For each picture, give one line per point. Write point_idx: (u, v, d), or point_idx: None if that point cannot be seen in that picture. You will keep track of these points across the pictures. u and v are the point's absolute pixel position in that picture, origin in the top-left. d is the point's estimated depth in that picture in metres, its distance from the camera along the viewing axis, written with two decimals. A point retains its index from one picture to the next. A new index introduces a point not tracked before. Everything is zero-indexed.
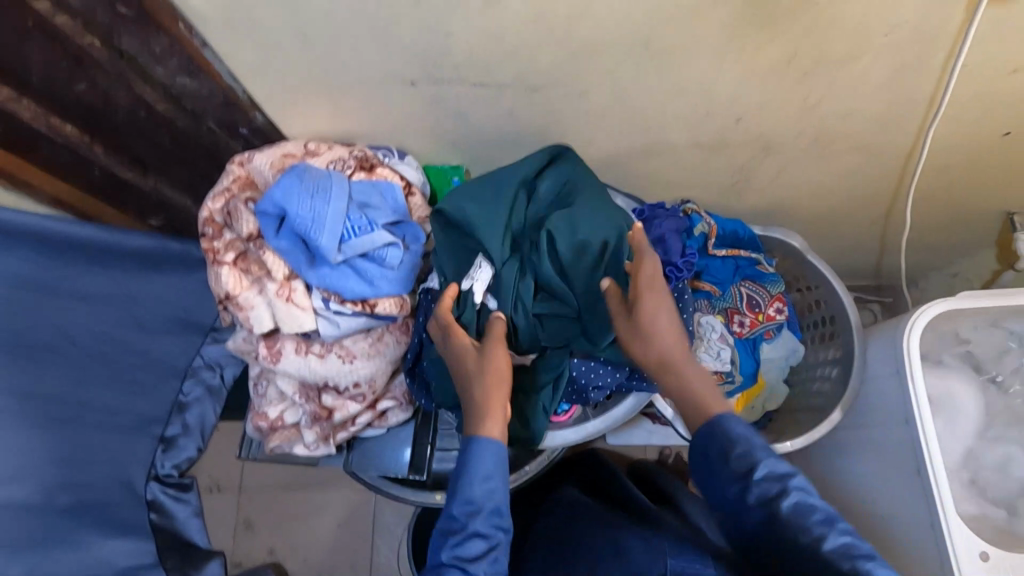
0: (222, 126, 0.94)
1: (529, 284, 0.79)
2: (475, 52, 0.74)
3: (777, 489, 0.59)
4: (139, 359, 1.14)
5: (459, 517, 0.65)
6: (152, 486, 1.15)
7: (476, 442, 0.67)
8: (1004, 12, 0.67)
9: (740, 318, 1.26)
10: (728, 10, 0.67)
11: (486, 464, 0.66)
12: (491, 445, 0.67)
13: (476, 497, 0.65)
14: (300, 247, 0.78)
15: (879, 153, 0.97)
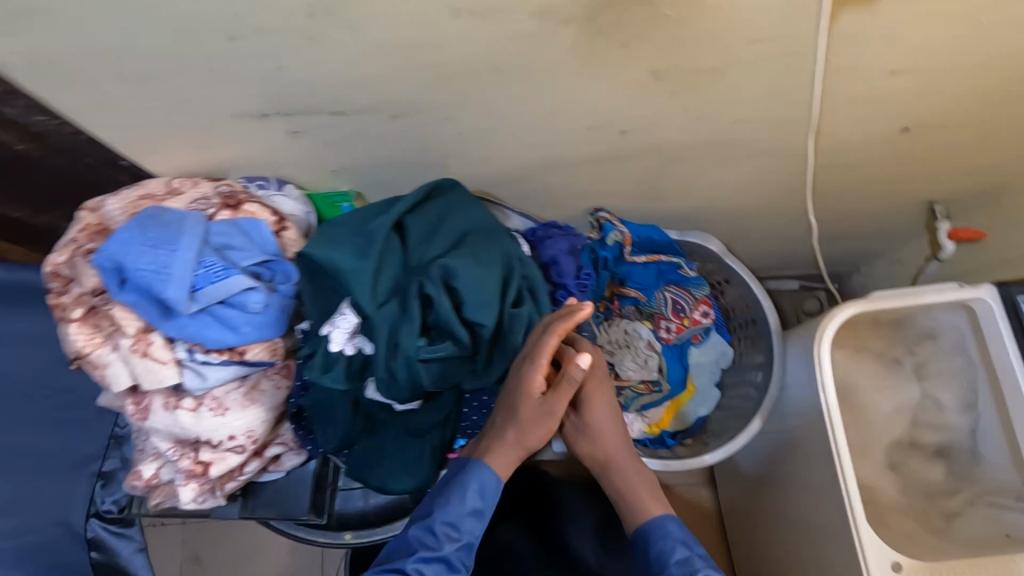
0: (105, 159, 0.85)
1: (413, 324, 0.69)
2: (316, 84, 0.68)
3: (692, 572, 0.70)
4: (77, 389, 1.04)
5: (435, 535, 0.69)
6: (92, 524, 0.96)
7: (478, 470, 0.71)
8: (867, 18, 0.62)
9: (667, 323, 1.21)
10: (572, 31, 0.62)
11: (483, 493, 0.71)
12: (491, 484, 0.71)
13: (458, 524, 0.70)
14: (149, 300, 0.73)
15: (781, 155, 0.93)
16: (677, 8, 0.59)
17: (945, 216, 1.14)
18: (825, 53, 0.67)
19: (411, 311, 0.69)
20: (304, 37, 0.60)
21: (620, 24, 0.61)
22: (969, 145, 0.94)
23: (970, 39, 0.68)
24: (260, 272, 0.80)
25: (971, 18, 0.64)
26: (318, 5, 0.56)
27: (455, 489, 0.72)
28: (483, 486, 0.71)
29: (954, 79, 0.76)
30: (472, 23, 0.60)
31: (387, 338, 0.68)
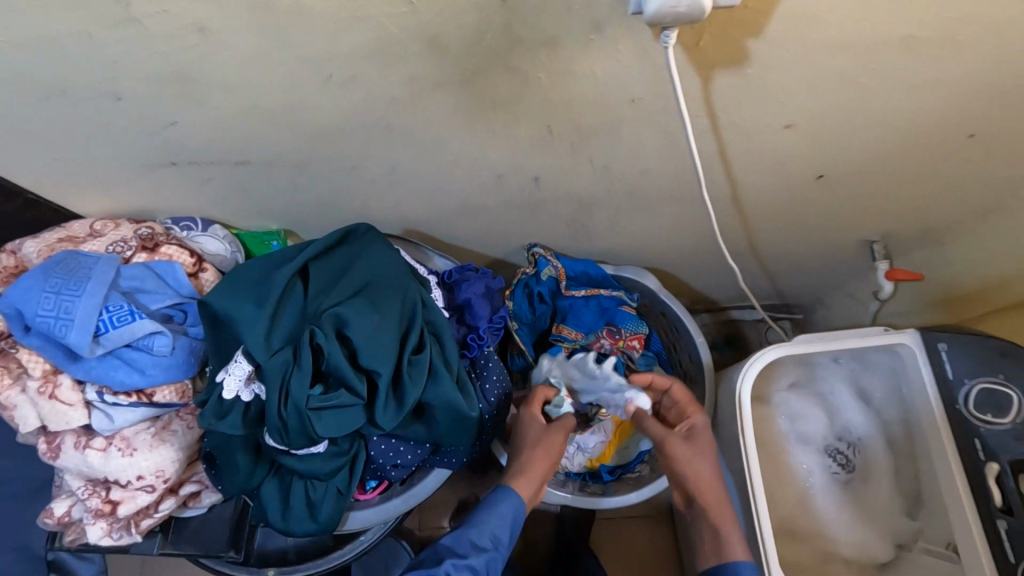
0: None
1: (304, 372, 0.70)
2: (213, 137, 0.70)
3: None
4: None
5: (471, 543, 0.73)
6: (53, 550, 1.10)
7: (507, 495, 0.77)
8: (742, 78, 0.63)
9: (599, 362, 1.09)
10: (451, 92, 0.64)
11: (507, 519, 0.75)
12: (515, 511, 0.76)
13: (484, 544, 0.73)
14: (55, 343, 0.74)
15: (701, 200, 0.94)
16: (545, 71, 0.61)
17: (885, 257, 1.14)
18: (709, 108, 0.68)
19: (303, 357, 0.70)
20: (184, 99, 0.63)
21: (494, 88, 0.63)
22: (892, 191, 0.93)
23: (854, 97, 0.68)
24: (172, 313, 0.82)
25: (848, 79, 0.65)
26: (186, 70, 0.59)
27: (482, 512, 0.76)
28: (516, 513, 0.76)
29: (852, 133, 0.76)
30: (346, 87, 0.62)
31: (275, 383, 0.70)
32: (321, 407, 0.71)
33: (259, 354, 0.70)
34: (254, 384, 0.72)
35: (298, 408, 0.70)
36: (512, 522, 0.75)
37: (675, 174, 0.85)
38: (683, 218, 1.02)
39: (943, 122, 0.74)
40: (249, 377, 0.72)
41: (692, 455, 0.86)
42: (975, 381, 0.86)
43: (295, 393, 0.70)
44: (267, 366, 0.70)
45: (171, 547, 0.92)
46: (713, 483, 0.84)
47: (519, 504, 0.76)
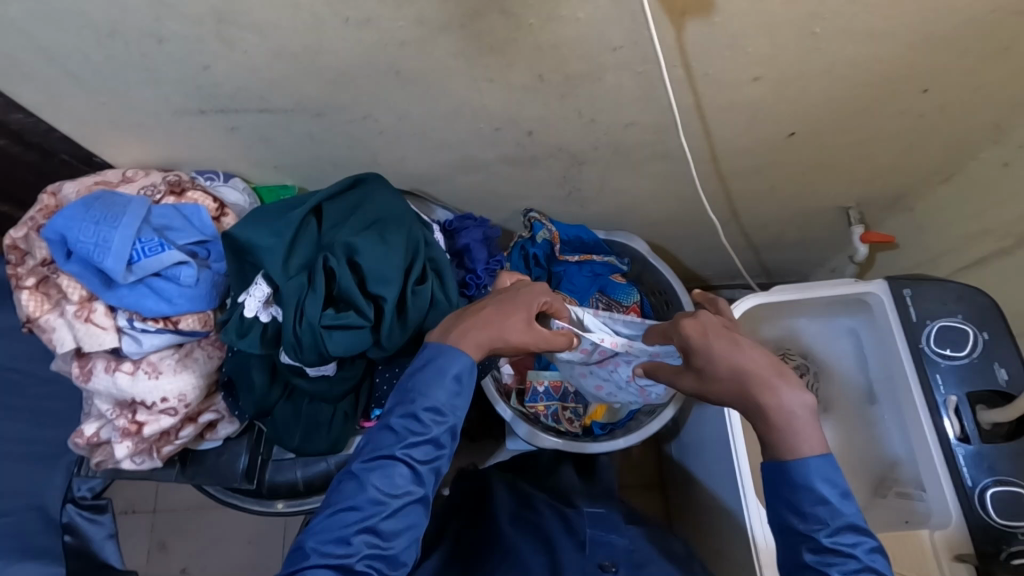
0: (76, 157, 1.00)
1: (317, 293, 0.77)
2: (240, 81, 0.79)
3: (843, 549, 0.66)
4: (53, 387, 1.26)
5: (418, 420, 0.72)
6: (68, 509, 1.22)
7: (445, 358, 0.73)
8: (712, 27, 0.71)
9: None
10: (454, 36, 0.72)
11: (456, 376, 0.73)
12: (463, 366, 0.73)
13: (440, 408, 0.73)
14: (92, 270, 0.82)
15: (683, 157, 1.02)
16: (536, 16, 0.69)
17: (860, 221, 1.21)
18: (684, 58, 0.76)
19: (317, 280, 0.78)
20: (218, 41, 0.71)
21: (492, 32, 0.71)
22: (858, 148, 1.01)
23: (813, 47, 0.76)
24: (196, 250, 0.89)
25: (805, 30, 0.73)
26: (221, 12, 0.67)
27: (425, 374, 0.73)
28: (456, 369, 0.73)
29: (815, 85, 0.84)
30: (361, 30, 0.70)
31: (290, 304, 0.77)
32: (332, 327, 0.79)
33: (277, 278, 0.78)
34: (272, 307, 0.80)
35: (311, 327, 0.77)
36: (461, 377, 0.73)
37: (658, 127, 0.93)
38: (669, 177, 1.10)
39: (897, 73, 0.83)
40: (267, 300, 0.80)
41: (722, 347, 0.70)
42: (935, 321, 0.94)
43: (310, 313, 0.77)
44: (285, 288, 0.77)
45: (188, 478, 0.98)
46: (748, 373, 0.68)
47: (467, 365, 0.73)
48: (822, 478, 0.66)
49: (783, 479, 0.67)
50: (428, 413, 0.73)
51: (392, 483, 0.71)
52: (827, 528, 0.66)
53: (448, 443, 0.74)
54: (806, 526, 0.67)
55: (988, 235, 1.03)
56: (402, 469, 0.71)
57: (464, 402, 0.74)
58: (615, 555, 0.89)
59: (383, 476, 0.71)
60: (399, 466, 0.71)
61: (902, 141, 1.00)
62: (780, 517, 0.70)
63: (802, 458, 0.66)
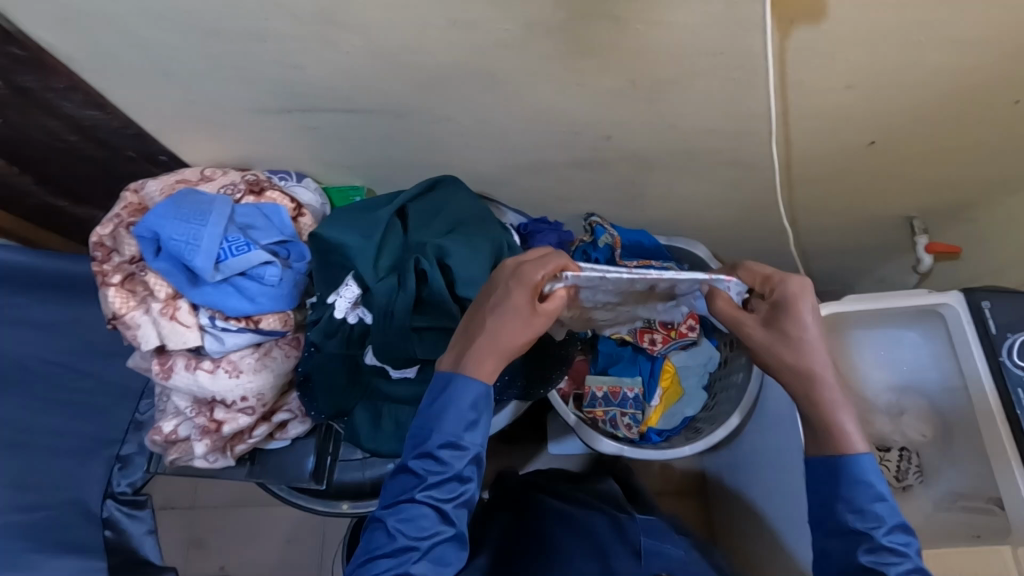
0: (142, 154, 1.01)
1: (408, 294, 0.77)
2: (331, 82, 0.79)
3: (889, 548, 0.67)
4: (86, 381, 1.25)
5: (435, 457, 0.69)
6: (107, 504, 1.20)
7: (455, 388, 0.69)
8: (813, 34, 0.71)
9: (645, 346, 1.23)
10: (552, 41, 0.72)
11: (467, 407, 0.69)
12: (478, 393, 0.69)
13: (459, 443, 0.70)
14: (180, 268, 0.83)
15: (754, 164, 1.01)
16: (640, 21, 0.69)
17: (924, 231, 1.21)
18: (780, 64, 0.76)
19: (407, 281, 0.78)
20: (319, 41, 0.72)
21: (592, 38, 0.71)
22: (934, 158, 1.01)
23: (911, 55, 0.75)
24: (277, 250, 0.89)
25: (908, 38, 0.72)
26: (328, 14, 0.67)
27: (437, 410, 0.69)
28: (470, 399, 0.69)
29: (904, 94, 0.83)
30: (463, 32, 0.70)
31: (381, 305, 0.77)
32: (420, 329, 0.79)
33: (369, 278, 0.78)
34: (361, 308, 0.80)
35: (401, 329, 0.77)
36: (475, 408, 0.69)
37: (734, 133, 0.92)
38: (734, 184, 1.09)
39: (989, 83, 0.82)
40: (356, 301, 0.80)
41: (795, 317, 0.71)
42: (1015, 334, 0.93)
43: (399, 314, 0.77)
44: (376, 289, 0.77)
45: (256, 477, 0.98)
46: (821, 368, 0.70)
47: (479, 392, 0.69)
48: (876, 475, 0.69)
49: (840, 476, 0.70)
50: (444, 449, 0.70)
51: (419, 526, 0.69)
52: (883, 526, 0.68)
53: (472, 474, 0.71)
54: (863, 525, 0.68)
55: None
56: (426, 511, 0.69)
57: (483, 431, 0.71)
58: (671, 563, 0.87)
59: (408, 523, 0.69)
60: (421, 507, 0.69)
61: (978, 152, 0.99)
62: (833, 513, 0.71)
63: (857, 454, 0.69)
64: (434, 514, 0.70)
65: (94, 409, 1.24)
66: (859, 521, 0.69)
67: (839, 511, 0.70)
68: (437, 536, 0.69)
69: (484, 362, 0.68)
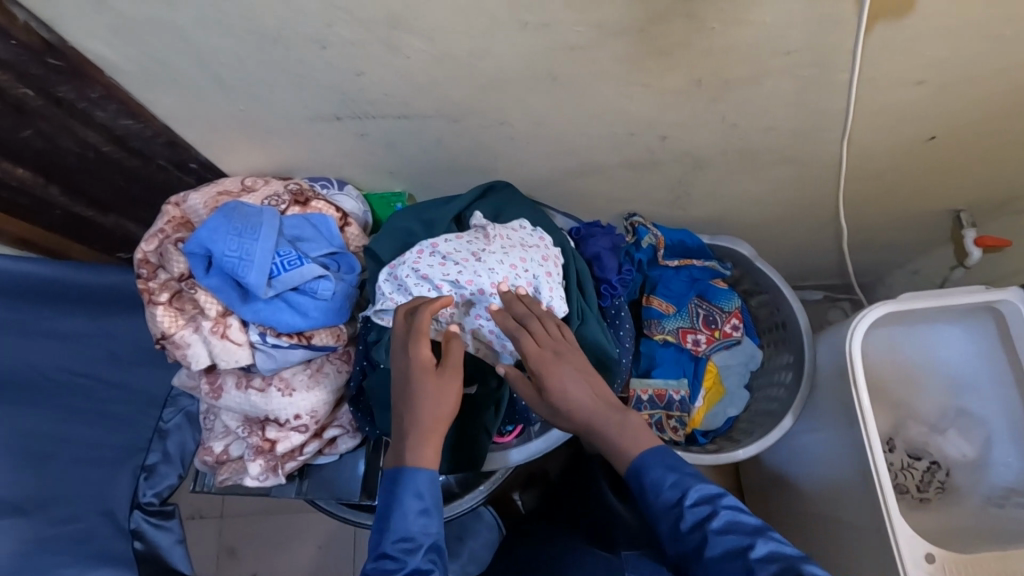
0: (173, 163, 0.97)
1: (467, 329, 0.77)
2: (388, 89, 0.76)
3: (706, 513, 0.62)
4: (116, 393, 1.20)
5: (391, 556, 0.62)
6: (135, 515, 1.14)
7: (400, 478, 0.65)
8: (901, 30, 0.68)
9: (690, 345, 1.21)
10: (626, 42, 0.69)
11: (426, 496, 0.65)
12: (422, 479, 0.65)
13: (414, 535, 0.63)
14: (231, 284, 0.79)
15: (808, 160, 0.99)
16: (720, 20, 0.66)
17: (970, 224, 1.18)
18: (856, 61, 0.73)
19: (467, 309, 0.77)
20: (382, 46, 0.68)
21: (669, 37, 0.68)
22: (992, 151, 0.98)
23: (992, 49, 0.73)
24: (328, 262, 0.86)
25: (993, 31, 0.69)
26: (397, 18, 0.64)
27: (385, 507, 0.65)
28: (413, 485, 0.64)
29: (975, 88, 0.81)
30: (532, 34, 0.67)
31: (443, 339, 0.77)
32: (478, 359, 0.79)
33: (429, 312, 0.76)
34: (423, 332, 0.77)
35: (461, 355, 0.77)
36: (421, 495, 0.65)
37: (794, 131, 0.89)
38: (784, 181, 1.07)
39: None
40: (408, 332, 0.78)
41: (574, 377, 0.67)
42: None
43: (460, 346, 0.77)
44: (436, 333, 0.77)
45: (306, 494, 0.96)
46: (595, 410, 0.67)
47: (424, 476, 0.65)
48: (655, 458, 0.65)
49: (636, 473, 0.65)
50: (397, 544, 0.63)
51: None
52: (723, 496, 0.63)
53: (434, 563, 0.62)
54: (699, 497, 0.63)
55: None
56: None
57: (438, 515, 0.65)
58: None
59: None
60: None
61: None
62: (664, 507, 0.64)
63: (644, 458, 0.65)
64: None
65: (128, 423, 1.21)
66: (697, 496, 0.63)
67: (650, 499, 0.65)
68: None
69: (420, 451, 0.65)
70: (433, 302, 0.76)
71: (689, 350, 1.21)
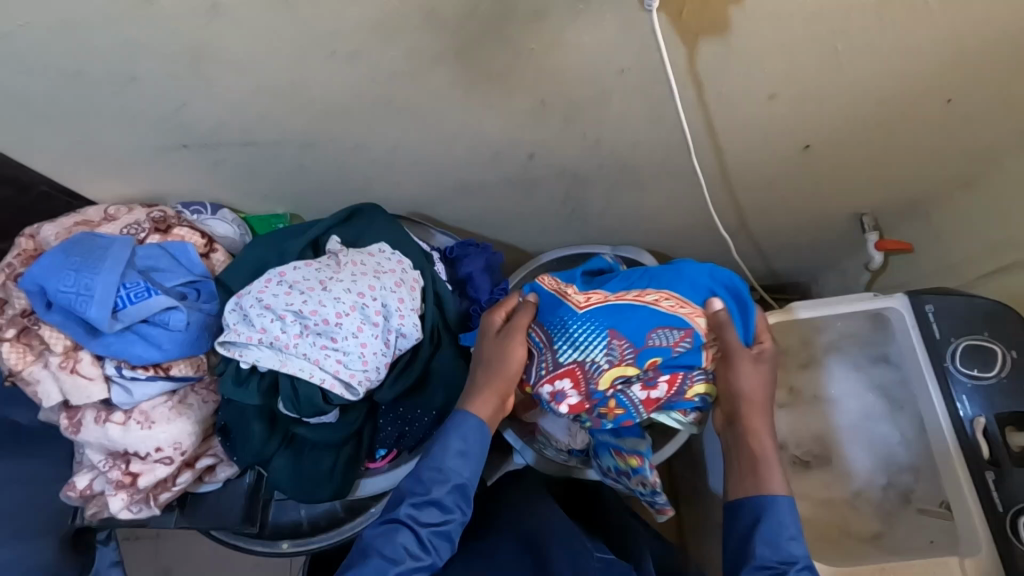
0: None
1: (312, 363, 0.75)
2: (221, 119, 0.74)
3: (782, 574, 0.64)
4: None
5: (423, 480, 0.70)
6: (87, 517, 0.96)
7: (459, 417, 0.71)
8: (724, 46, 0.67)
9: (618, 342, 0.71)
10: (448, 66, 0.67)
11: (469, 441, 0.71)
12: (469, 421, 0.71)
13: (445, 467, 0.70)
14: (75, 319, 0.78)
15: (694, 175, 0.96)
16: (536, 40, 0.64)
17: (874, 228, 1.15)
18: (696, 79, 0.72)
19: (313, 337, 0.75)
20: (195, 78, 0.67)
21: (491, 60, 0.67)
22: (875, 158, 0.96)
23: (832, 61, 0.71)
24: (186, 292, 0.85)
25: (827, 42, 0.68)
26: (198, 52, 0.63)
27: (437, 438, 0.72)
28: (467, 430, 0.71)
29: (833, 97, 0.79)
30: (348, 61, 0.66)
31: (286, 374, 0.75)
32: (327, 392, 0.76)
33: (272, 343, 0.74)
34: (269, 364, 0.75)
35: (305, 386, 0.75)
36: (463, 443, 0.71)
37: (665, 146, 0.87)
38: (677, 196, 1.04)
39: (918, 85, 0.78)
40: (252, 363, 0.75)
41: (756, 372, 0.70)
42: (960, 339, 0.89)
43: (305, 380, 0.75)
44: (282, 370, 0.75)
45: (188, 522, 0.95)
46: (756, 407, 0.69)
47: (479, 426, 0.71)
48: (790, 515, 0.66)
49: (761, 516, 0.66)
50: (426, 469, 0.70)
51: (399, 549, 0.66)
52: (797, 564, 0.65)
53: (456, 505, 0.70)
54: (777, 559, 0.64)
55: (1011, 246, 0.96)
56: (404, 530, 0.67)
57: (474, 465, 0.71)
58: None
59: (383, 542, 0.67)
60: (403, 531, 0.68)
61: (921, 153, 0.95)
62: (745, 554, 0.66)
63: (774, 494, 0.66)
64: (418, 542, 0.68)
65: None
66: (759, 548, 0.65)
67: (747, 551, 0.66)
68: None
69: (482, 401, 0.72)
70: (278, 333, 0.74)
71: (630, 359, 0.70)
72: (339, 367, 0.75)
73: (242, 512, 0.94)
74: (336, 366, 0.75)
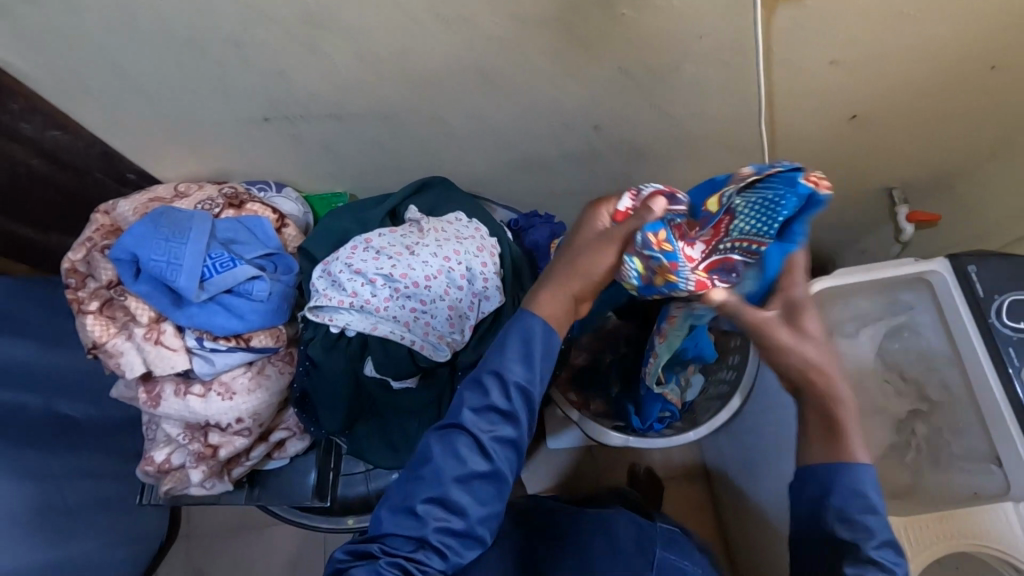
0: (111, 175, 0.96)
1: (402, 326, 0.77)
2: (314, 88, 0.78)
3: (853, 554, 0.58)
4: None
5: (481, 385, 0.62)
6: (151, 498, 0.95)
7: (521, 320, 0.62)
8: (801, 10, 0.71)
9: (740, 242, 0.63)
10: (542, 34, 0.71)
11: (534, 345, 0.61)
12: (534, 327, 0.61)
13: (505, 369, 0.61)
14: (162, 290, 0.79)
15: (747, 149, 1.00)
16: (632, 7, 0.68)
17: (904, 201, 1.20)
18: (769, 45, 0.76)
19: (402, 302, 0.77)
20: (301, 45, 0.71)
21: (585, 28, 0.70)
22: (914, 129, 1.01)
23: (896, 28, 0.76)
24: (265, 264, 0.86)
25: (895, 10, 0.73)
26: (314, 18, 0.67)
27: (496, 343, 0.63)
28: (529, 333, 0.61)
29: (890, 65, 0.84)
30: (450, 29, 0.69)
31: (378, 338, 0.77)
32: (415, 356, 0.78)
33: (361, 308, 0.77)
34: (358, 330, 0.77)
35: (396, 349, 0.77)
36: (537, 348, 0.61)
37: (726, 116, 0.91)
38: (727, 172, 1.07)
39: (968, 54, 0.83)
40: (340, 328, 0.78)
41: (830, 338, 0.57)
42: (1004, 294, 0.83)
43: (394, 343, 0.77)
44: (370, 334, 0.77)
45: (256, 500, 0.94)
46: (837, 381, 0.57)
47: (545, 329, 0.61)
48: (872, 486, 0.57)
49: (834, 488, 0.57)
50: (488, 376, 0.62)
51: (461, 456, 0.61)
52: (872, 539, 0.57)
53: (521, 415, 0.62)
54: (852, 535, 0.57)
55: None
56: (464, 437, 0.61)
57: (540, 369, 0.62)
58: None
59: (447, 449, 0.61)
60: (462, 436, 0.61)
61: (956, 124, 1.00)
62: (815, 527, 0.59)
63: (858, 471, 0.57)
64: (477, 448, 0.61)
65: None
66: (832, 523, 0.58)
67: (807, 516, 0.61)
68: (425, 554, 0.60)
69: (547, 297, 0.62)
70: (368, 297, 0.76)
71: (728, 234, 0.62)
72: (426, 329, 0.77)
73: (311, 487, 0.95)
74: (423, 330, 0.77)
